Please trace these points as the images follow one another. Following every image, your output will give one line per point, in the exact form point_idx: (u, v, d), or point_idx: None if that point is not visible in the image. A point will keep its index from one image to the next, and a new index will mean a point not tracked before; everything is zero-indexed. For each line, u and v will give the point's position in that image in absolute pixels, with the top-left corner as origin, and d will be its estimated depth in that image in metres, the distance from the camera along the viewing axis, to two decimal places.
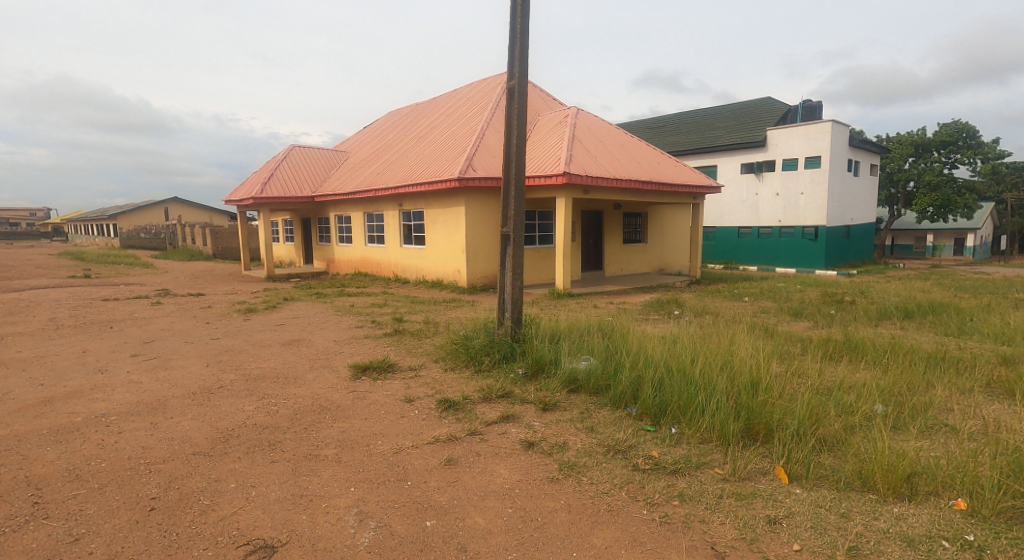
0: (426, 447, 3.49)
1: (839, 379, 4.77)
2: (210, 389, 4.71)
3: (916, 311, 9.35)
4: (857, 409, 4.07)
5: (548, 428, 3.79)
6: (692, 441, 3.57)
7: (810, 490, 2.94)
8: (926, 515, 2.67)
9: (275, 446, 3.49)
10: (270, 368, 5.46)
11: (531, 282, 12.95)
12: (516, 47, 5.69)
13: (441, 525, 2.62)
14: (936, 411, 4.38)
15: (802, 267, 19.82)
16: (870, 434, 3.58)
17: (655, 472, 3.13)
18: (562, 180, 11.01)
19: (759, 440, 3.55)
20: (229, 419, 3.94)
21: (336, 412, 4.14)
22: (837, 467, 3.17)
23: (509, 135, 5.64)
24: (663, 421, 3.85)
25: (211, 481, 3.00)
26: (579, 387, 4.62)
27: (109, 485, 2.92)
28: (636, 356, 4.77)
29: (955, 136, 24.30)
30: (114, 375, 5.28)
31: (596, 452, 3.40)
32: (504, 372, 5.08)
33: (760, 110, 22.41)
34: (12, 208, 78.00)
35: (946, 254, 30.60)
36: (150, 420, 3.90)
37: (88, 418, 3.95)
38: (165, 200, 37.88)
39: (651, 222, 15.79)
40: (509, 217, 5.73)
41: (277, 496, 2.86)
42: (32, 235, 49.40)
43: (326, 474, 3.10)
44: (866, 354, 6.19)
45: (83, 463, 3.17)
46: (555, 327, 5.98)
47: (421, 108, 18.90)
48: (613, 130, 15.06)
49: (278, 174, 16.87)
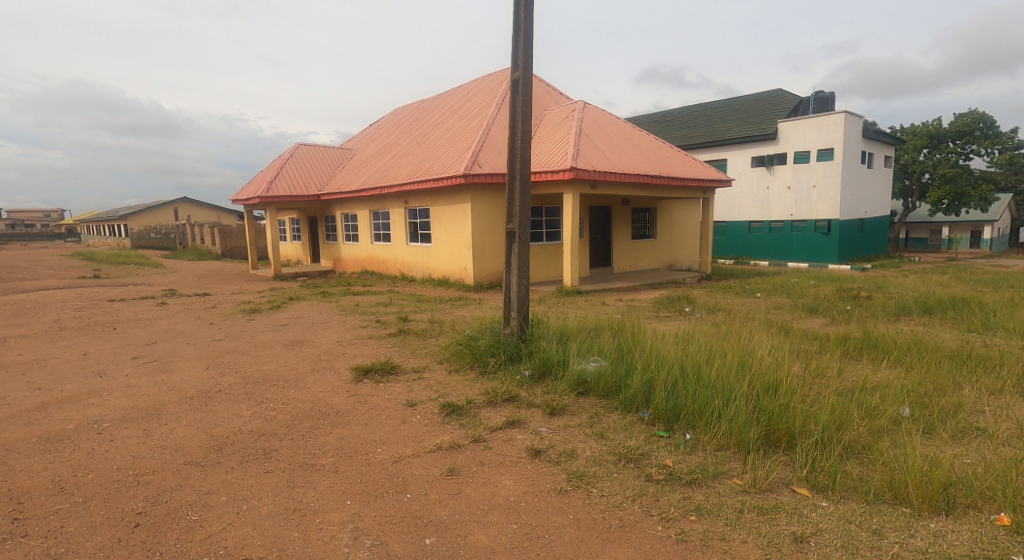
0: (428, 456, 3.31)
1: (861, 380, 4.57)
2: (207, 394, 4.57)
3: (937, 307, 9.05)
4: (882, 412, 3.85)
5: (555, 435, 3.60)
6: (708, 448, 3.37)
7: (837, 503, 2.73)
8: (967, 532, 2.46)
9: (270, 455, 3.33)
10: (271, 370, 5.33)
11: (540, 280, 12.76)
12: (520, 38, 5.50)
13: (441, 543, 2.45)
14: (965, 413, 4.14)
15: (813, 261, 19.47)
16: (899, 442, 3.38)
17: (670, 483, 2.94)
18: (568, 175, 10.80)
19: (780, 447, 3.32)
20: (224, 426, 3.79)
21: (336, 417, 3.99)
22: (866, 477, 2.94)
23: (513, 129, 5.47)
24: (677, 426, 3.66)
25: (201, 494, 2.85)
26: (588, 390, 4.42)
27: (94, 499, 2.76)
28: (648, 356, 4.57)
29: (971, 126, 23.76)
30: (113, 379, 5.16)
31: (606, 460, 3.21)
32: (510, 373, 4.91)
33: (771, 102, 21.98)
34: (27, 213, 80.39)
35: (962, 246, 30.20)
36: (144, 427, 3.76)
37: (80, 425, 3.83)
38: (175, 202, 38.62)
39: (660, 217, 15.54)
40: (514, 214, 5.52)
41: (269, 510, 2.70)
42: (48, 235, 50.57)
43: (321, 486, 2.94)
44: (887, 353, 5.94)
45: (69, 474, 3.02)
46: (564, 328, 5.79)
47: (426, 104, 18.68)
48: (621, 124, 14.76)
49: (284, 173, 16.80)
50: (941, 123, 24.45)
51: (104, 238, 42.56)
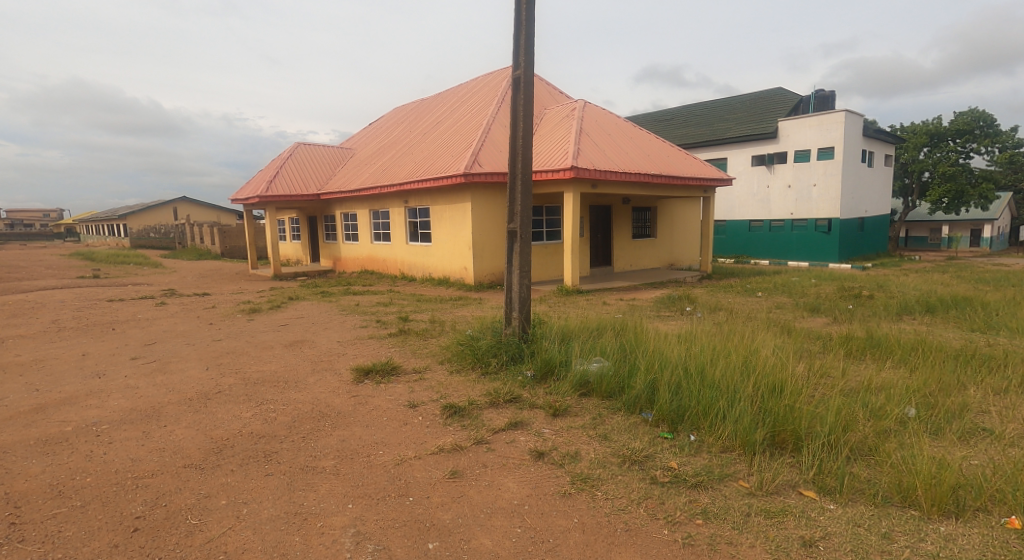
0: (430, 458, 3.28)
1: (866, 380, 4.54)
2: (206, 395, 4.54)
3: (939, 306, 9.02)
4: (888, 413, 3.81)
5: (558, 436, 3.56)
6: (713, 450, 3.33)
7: (845, 506, 2.69)
8: (978, 536, 2.43)
9: (270, 457, 3.29)
10: (271, 371, 5.29)
11: (541, 280, 12.73)
12: (521, 36, 5.45)
13: (444, 548, 2.42)
14: (971, 414, 4.10)
15: (814, 260, 19.42)
16: (906, 443, 3.35)
17: (675, 485, 2.90)
18: (569, 174, 10.76)
19: (786, 448, 3.29)
20: (223, 428, 3.75)
21: (337, 418, 3.96)
22: (874, 480, 2.91)
23: (515, 128, 5.42)
24: (681, 427, 3.62)
25: (200, 497, 2.81)
26: (591, 391, 4.39)
27: (92, 503, 2.73)
28: (652, 357, 4.53)
29: (971, 124, 23.73)
30: (111, 380, 5.12)
31: (610, 463, 3.17)
32: (511, 374, 4.88)
33: (771, 100, 21.94)
34: (26, 213, 80.35)
35: (962, 245, 30.18)
36: (143, 429, 3.72)
37: (78, 427, 3.78)
38: (174, 202, 38.55)
39: (660, 217, 15.50)
40: (515, 213, 5.49)
41: (270, 514, 2.67)
42: (48, 235, 50.53)
43: (323, 489, 2.91)
44: (890, 352, 5.90)
45: (67, 478, 2.98)
46: (566, 328, 5.76)
47: (426, 103, 18.62)
48: (621, 122, 14.71)
49: (284, 172, 16.75)
50: (941, 121, 24.42)
51: (103, 238, 42.49)
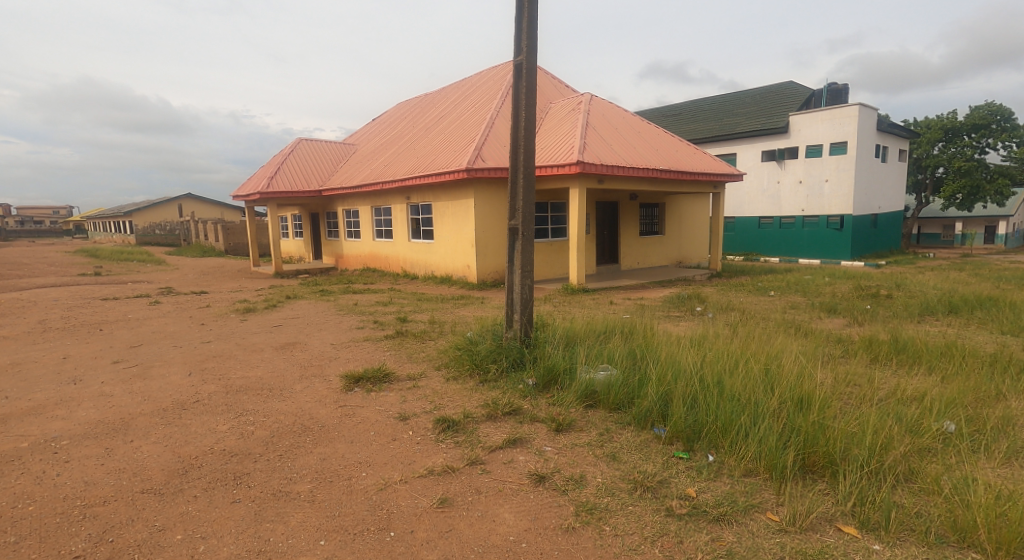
0: (417, 482, 2.93)
1: (897, 390, 4.14)
2: (183, 405, 4.21)
3: (962, 307, 8.58)
4: (927, 427, 3.42)
5: (561, 456, 3.21)
6: (734, 473, 2.97)
7: (894, 547, 2.33)
8: None
9: (239, 481, 2.95)
10: (255, 378, 4.95)
11: (545, 278, 12.35)
12: (523, 18, 5.07)
13: None
14: (1016, 427, 3.70)
15: (826, 258, 18.92)
16: (952, 465, 2.97)
17: (693, 519, 2.54)
18: (575, 169, 10.36)
19: (819, 473, 2.91)
20: (194, 444, 3.42)
21: (320, 433, 3.62)
22: (925, 513, 2.53)
23: (517, 115, 5.04)
24: (698, 446, 3.26)
25: (154, 531, 2.48)
26: (597, 402, 4.02)
27: (28, 538, 2.39)
28: (664, 364, 4.14)
29: (988, 119, 23.11)
30: (86, 387, 4.81)
31: (619, 490, 2.81)
32: (511, 382, 4.51)
33: (783, 94, 21.44)
34: (34, 208, 81.10)
35: (976, 242, 29.49)
36: (105, 446, 3.39)
37: (36, 443, 3.45)
38: (178, 197, 38.44)
39: (669, 213, 15.06)
40: (517, 210, 5.10)
41: (228, 552, 2.33)
42: (55, 234, 50.63)
43: (294, 521, 2.56)
44: (915, 355, 5.53)
45: (7, 506, 2.65)
46: (570, 330, 5.39)
47: (430, 98, 18.22)
48: (629, 116, 14.27)
49: (284, 168, 16.45)
50: (956, 116, 23.81)
51: (111, 233, 42.90)
